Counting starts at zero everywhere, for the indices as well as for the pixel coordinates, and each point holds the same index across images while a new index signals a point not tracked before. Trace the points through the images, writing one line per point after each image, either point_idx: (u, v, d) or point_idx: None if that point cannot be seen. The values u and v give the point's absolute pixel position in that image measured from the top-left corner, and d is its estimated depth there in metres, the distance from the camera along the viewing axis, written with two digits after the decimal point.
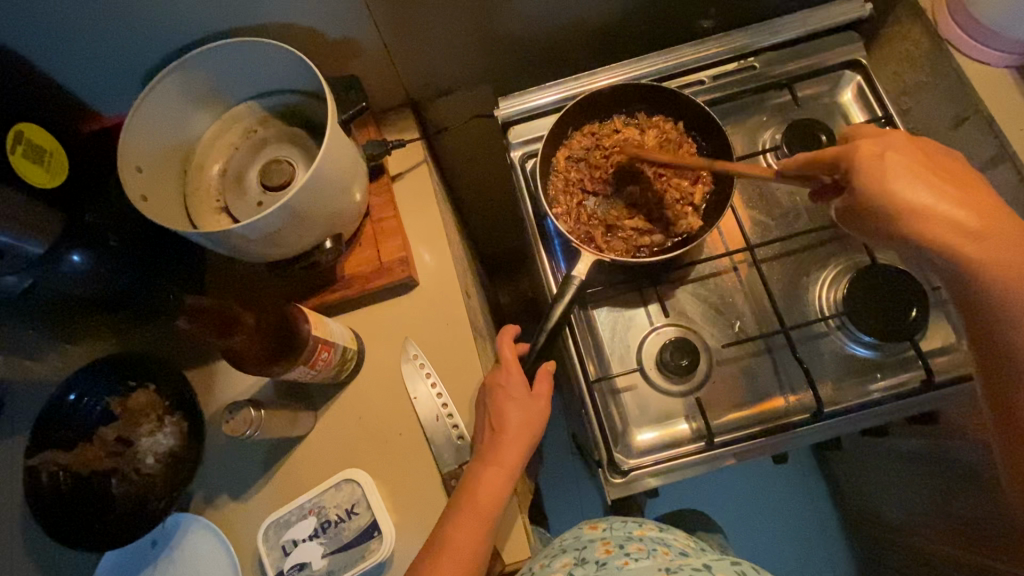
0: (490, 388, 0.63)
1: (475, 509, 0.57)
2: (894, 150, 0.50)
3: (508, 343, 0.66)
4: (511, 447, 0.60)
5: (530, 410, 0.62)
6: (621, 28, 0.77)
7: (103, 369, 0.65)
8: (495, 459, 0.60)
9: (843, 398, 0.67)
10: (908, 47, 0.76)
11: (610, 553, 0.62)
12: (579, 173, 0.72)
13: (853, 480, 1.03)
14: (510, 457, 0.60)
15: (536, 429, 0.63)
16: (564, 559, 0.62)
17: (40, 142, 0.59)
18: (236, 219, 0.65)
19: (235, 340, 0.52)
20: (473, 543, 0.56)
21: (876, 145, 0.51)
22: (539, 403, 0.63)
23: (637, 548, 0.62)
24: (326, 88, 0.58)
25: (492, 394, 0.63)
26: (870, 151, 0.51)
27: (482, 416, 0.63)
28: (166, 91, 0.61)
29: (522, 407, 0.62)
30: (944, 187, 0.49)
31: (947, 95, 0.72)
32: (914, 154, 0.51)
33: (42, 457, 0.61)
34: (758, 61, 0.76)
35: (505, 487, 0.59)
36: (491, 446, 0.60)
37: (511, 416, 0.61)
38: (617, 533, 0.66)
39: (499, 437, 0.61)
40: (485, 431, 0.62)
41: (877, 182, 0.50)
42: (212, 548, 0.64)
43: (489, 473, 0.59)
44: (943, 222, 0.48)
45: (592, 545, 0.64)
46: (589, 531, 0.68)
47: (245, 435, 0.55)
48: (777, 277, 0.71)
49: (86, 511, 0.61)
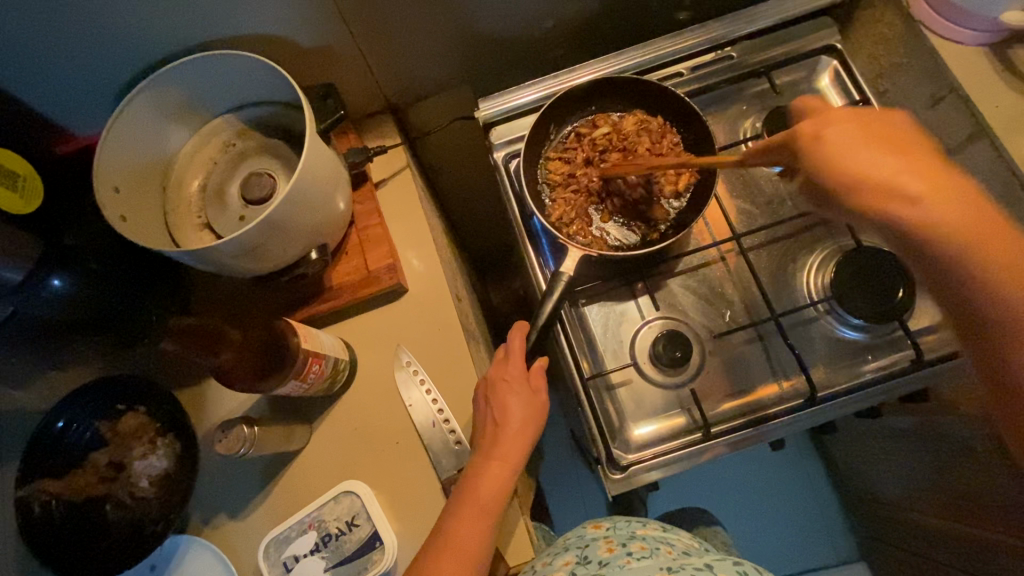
0: (487, 383, 0.63)
1: (479, 506, 0.57)
2: (834, 125, 0.50)
3: (515, 335, 0.64)
4: (510, 443, 0.60)
5: (527, 406, 0.62)
6: (599, 23, 0.77)
7: (95, 396, 0.64)
8: (491, 456, 0.59)
9: (836, 380, 0.67)
10: (882, 29, 0.77)
11: (613, 552, 0.62)
12: (562, 170, 0.72)
13: (849, 461, 1.04)
14: (510, 453, 0.60)
15: (536, 426, 0.62)
16: (568, 556, 0.63)
17: (12, 166, 0.58)
18: (220, 234, 0.64)
19: (223, 357, 0.51)
20: (479, 540, 0.55)
21: (817, 124, 0.50)
22: (535, 399, 0.63)
23: (640, 547, 0.62)
24: (303, 98, 0.57)
25: (489, 391, 0.62)
26: (811, 130, 0.50)
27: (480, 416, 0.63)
28: (141, 107, 0.60)
29: (516, 401, 0.61)
30: (859, 156, 0.48)
31: (923, 75, 0.73)
32: (855, 124, 0.49)
33: (33, 487, 0.60)
34: (734, 50, 0.76)
35: (508, 484, 0.58)
36: (489, 442, 0.60)
37: (505, 410, 0.61)
38: (620, 531, 0.66)
39: (495, 434, 0.60)
40: (483, 432, 0.61)
41: (832, 156, 0.49)
42: (212, 567, 0.63)
43: (490, 469, 0.59)
44: (896, 202, 0.46)
45: (595, 544, 0.64)
46: (592, 529, 0.68)
47: (239, 454, 0.55)
48: (763, 265, 0.71)
49: (84, 539, 0.60)
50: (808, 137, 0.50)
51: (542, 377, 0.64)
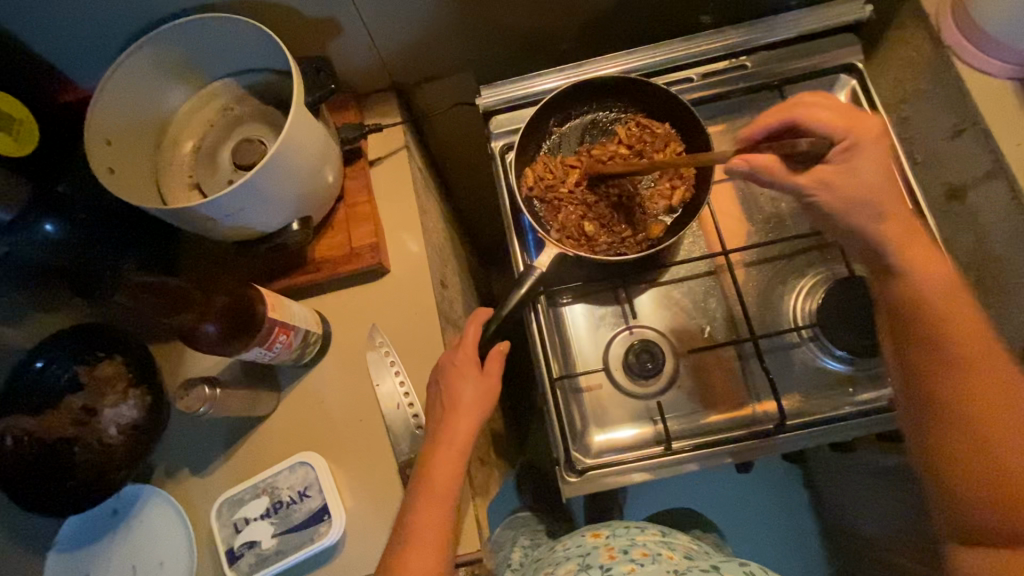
0: (439, 367, 0.63)
1: (430, 495, 0.57)
2: (864, 149, 0.52)
3: (471, 325, 0.64)
4: (464, 429, 0.60)
5: (488, 394, 0.62)
6: (614, 18, 0.75)
7: (74, 341, 0.66)
8: (444, 441, 0.59)
9: (810, 410, 0.65)
10: (910, 52, 0.74)
11: (614, 559, 0.61)
12: (557, 164, 0.70)
13: (834, 492, 1.02)
14: (459, 436, 0.59)
15: (491, 407, 0.62)
16: (569, 565, 0.63)
17: (9, 109, 0.59)
18: (207, 195, 0.64)
19: (185, 318, 0.50)
20: (439, 524, 0.56)
21: (850, 139, 0.52)
22: (492, 391, 0.62)
23: (642, 554, 0.62)
24: (293, 66, 0.57)
25: (445, 372, 0.62)
26: (849, 140, 0.52)
27: (431, 395, 0.63)
28: (139, 63, 0.60)
29: (466, 386, 0.61)
30: (860, 179, 0.52)
31: (946, 104, 0.71)
32: (873, 150, 0.52)
33: (8, 420, 0.63)
34: (750, 60, 0.73)
35: (460, 470, 0.58)
36: (440, 427, 0.60)
37: (453, 393, 0.61)
38: (620, 538, 0.65)
39: (453, 421, 0.60)
40: (438, 418, 0.61)
41: (851, 170, 0.52)
42: (169, 519, 0.65)
43: (443, 457, 0.58)
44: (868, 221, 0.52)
45: (596, 551, 0.64)
46: (591, 537, 0.67)
47: (199, 413, 0.57)
48: (752, 284, 0.70)
49: (50, 477, 0.62)
50: (835, 147, 0.52)
51: (499, 363, 0.63)
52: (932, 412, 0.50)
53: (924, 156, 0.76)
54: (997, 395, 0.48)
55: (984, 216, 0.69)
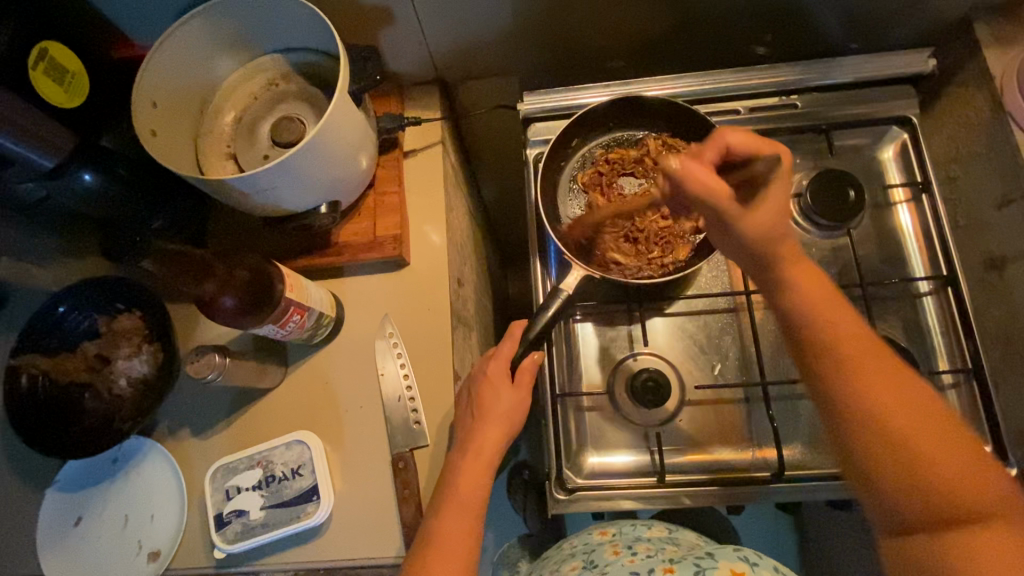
0: (472, 378, 0.63)
1: (454, 499, 0.56)
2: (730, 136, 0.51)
3: (506, 340, 0.64)
4: (483, 440, 0.59)
5: (513, 407, 0.61)
6: (668, 39, 0.74)
7: (97, 291, 0.67)
8: (464, 446, 0.59)
9: (809, 463, 0.64)
10: (968, 112, 0.72)
11: (617, 554, 0.61)
12: (586, 185, 0.71)
13: (822, 545, 1.00)
14: (481, 443, 0.59)
15: (518, 421, 0.62)
16: (575, 562, 0.63)
17: (64, 62, 0.60)
18: (242, 168, 0.65)
19: (206, 288, 0.52)
20: (462, 534, 0.55)
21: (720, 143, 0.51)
22: (523, 406, 0.62)
23: (645, 548, 0.61)
24: (341, 50, 0.58)
25: (476, 381, 0.63)
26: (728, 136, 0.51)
27: (461, 405, 0.63)
28: (194, 31, 0.61)
29: (495, 396, 0.61)
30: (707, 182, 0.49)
31: (999, 172, 0.68)
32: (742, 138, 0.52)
33: (25, 359, 0.64)
34: (800, 100, 0.72)
35: (469, 467, 0.58)
36: (466, 431, 0.60)
37: (481, 399, 0.61)
38: (626, 535, 0.65)
39: (472, 429, 0.60)
40: (461, 427, 0.61)
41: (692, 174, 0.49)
42: (165, 476, 0.67)
43: (466, 466, 0.58)
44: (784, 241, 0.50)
45: (602, 548, 0.64)
46: (598, 535, 0.66)
47: (207, 379, 0.58)
48: (770, 328, 0.69)
49: (58, 419, 0.64)
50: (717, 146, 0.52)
51: (530, 374, 0.62)
52: (912, 450, 0.43)
53: (967, 221, 0.74)
54: (937, 452, 0.43)
55: (1020, 291, 0.66)
